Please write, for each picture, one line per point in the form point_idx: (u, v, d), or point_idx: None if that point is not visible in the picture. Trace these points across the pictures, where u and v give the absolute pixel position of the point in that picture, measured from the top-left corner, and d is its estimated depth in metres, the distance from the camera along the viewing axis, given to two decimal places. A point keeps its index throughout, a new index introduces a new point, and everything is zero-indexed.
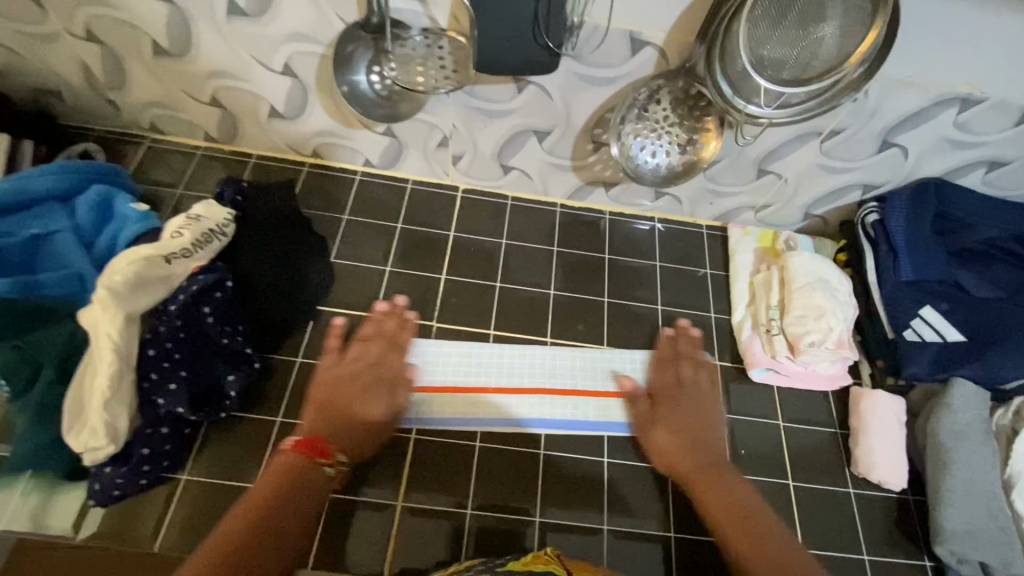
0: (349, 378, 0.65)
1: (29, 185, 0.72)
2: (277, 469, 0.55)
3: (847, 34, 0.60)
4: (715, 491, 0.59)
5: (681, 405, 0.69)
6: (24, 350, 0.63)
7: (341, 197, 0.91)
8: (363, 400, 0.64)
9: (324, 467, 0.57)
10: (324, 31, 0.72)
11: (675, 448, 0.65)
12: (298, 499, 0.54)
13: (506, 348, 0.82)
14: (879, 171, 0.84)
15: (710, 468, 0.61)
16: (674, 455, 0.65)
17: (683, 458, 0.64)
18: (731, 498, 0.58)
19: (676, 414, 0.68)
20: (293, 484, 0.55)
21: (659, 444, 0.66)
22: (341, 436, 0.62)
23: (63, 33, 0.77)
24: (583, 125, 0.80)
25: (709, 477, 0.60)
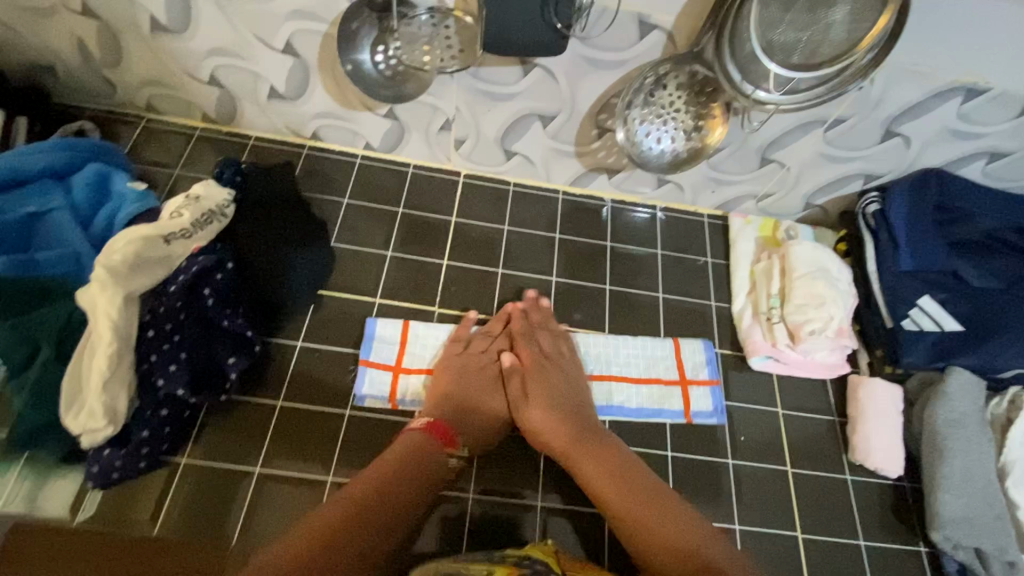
0: (467, 366, 0.75)
1: (23, 163, 0.70)
2: (402, 449, 0.64)
3: (858, 19, 0.59)
4: (594, 464, 0.66)
5: (558, 381, 0.74)
6: (20, 330, 0.62)
7: (341, 180, 0.90)
8: (478, 385, 0.74)
9: (449, 453, 0.67)
10: (328, 9, 0.71)
11: (554, 420, 0.70)
12: (421, 479, 0.63)
13: (505, 330, 0.81)
14: (882, 161, 0.84)
15: (586, 439, 0.68)
16: (533, 423, 0.70)
17: (558, 430, 0.69)
18: (609, 469, 0.65)
19: (541, 388, 0.73)
20: (422, 463, 0.64)
21: (532, 415, 0.71)
22: (466, 425, 0.71)
23: (58, 7, 0.76)
24: (588, 110, 0.80)
25: (584, 449, 0.67)
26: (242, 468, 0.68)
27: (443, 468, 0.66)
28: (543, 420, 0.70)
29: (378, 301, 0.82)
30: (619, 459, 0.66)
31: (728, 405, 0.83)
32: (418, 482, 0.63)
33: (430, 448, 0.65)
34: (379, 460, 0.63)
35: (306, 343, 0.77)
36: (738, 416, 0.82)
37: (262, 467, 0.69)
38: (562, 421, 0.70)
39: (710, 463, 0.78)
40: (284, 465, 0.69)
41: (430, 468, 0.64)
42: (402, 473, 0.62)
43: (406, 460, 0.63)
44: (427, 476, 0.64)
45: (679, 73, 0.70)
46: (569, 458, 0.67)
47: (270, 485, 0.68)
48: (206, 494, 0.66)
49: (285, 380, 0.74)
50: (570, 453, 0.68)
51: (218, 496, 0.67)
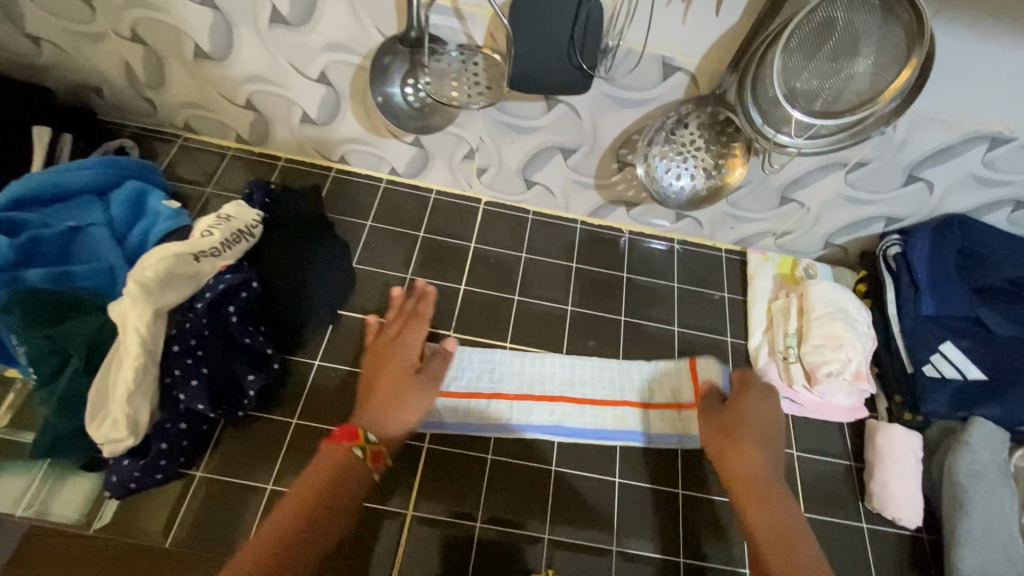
0: (371, 368, 0.71)
1: (68, 178, 0.74)
2: (324, 465, 0.60)
3: (881, 67, 0.60)
4: (762, 513, 0.59)
5: (760, 416, 0.67)
6: (54, 339, 0.65)
7: (366, 203, 0.93)
8: (380, 374, 0.71)
9: (354, 449, 0.61)
10: (363, 43, 0.73)
11: (738, 452, 0.64)
12: (337, 490, 0.59)
13: (524, 354, 0.83)
14: (904, 205, 0.84)
15: (763, 493, 0.60)
16: (727, 458, 0.64)
17: (744, 464, 0.63)
18: (777, 526, 0.57)
19: (764, 426, 0.67)
20: (343, 473, 0.60)
21: (721, 439, 0.66)
22: (383, 424, 0.65)
23: (109, 33, 0.80)
24: (609, 145, 0.81)
25: (762, 504, 0.60)
26: (255, 485, 0.69)
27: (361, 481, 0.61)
28: (734, 454, 0.64)
29: None
30: (789, 522, 0.58)
31: None
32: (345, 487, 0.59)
33: (348, 455, 0.61)
34: (303, 479, 0.59)
35: (323, 363, 0.78)
36: None
37: (274, 484, 0.70)
38: (729, 454, 0.64)
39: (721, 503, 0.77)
40: None
41: (348, 481, 0.60)
42: (326, 486, 0.58)
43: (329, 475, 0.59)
44: (349, 492, 0.59)
45: (700, 113, 0.71)
46: (741, 498, 0.61)
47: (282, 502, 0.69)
48: (218, 509, 0.67)
49: (301, 399, 0.75)
50: (737, 487, 0.62)
51: (230, 512, 0.67)
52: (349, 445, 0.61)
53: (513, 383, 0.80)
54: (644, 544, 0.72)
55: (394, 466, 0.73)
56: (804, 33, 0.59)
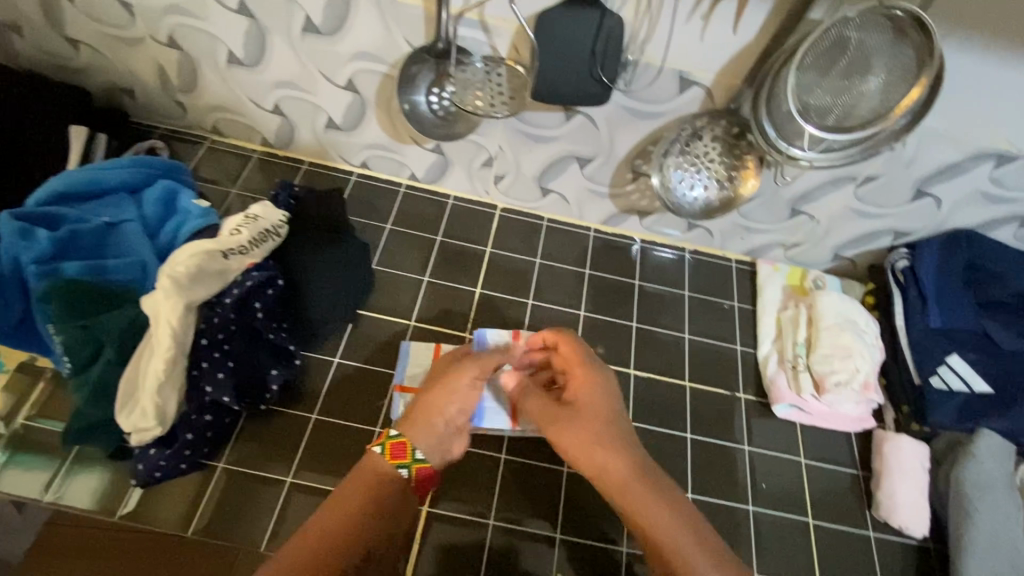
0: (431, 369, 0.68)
1: (104, 176, 0.77)
2: (363, 479, 0.56)
3: (891, 85, 0.62)
4: (649, 496, 0.55)
5: (595, 401, 0.63)
6: (89, 330, 0.67)
7: (385, 207, 0.95)
8: (433, 376, 0.66)
9: (377, 447, 0.58)
10: (390, 52, 0.76)
11: (604, 441, 0.59)
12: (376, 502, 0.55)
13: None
14: (911, 220, 0.86)
15: (642, 472, 0.57)
16: (592, 457, 0.59)
17: (603, 459, 0.58)
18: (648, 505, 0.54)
19: (597, 410, 0.62)
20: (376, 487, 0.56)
21: (571, 438, 0.60)
22: (412, 426, 0.61)
23: (146, 39, 0.83)
24: (624, 155, 0.84)
25: (636, 484, 0.56)
26: (275, 477, 0.71)
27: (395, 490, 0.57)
28: (593, 450, 0.59)
29: (412, 324, 0.85)
30: (664, 488, 0.56)
31: (749, 451, 0.83)
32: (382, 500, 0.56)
33: (376, 459, 0.58)
34: (345, 488, 0.56)
35: (342, 361, 0.80)
36: (760, 463, 0.82)
37: (293, 478, 0.71)
38: (595, 450, 0.59)
39: (729, 508, 0.78)
40: (315, 479, 0.72)
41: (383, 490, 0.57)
42: (369, 497, 0.55)
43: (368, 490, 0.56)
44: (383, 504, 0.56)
45: (715, 126, 0.74)
46: (614, 492, 0.57)
47: (301, 495, 0.70)
48: (240, 500, 0.69)
49: (320, 394, 0.77)
50: (614, 487, 0.57)
51: (250, 504, 0.69)
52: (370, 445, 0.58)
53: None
54: None
55: None
56: (818, 52, 0.61)
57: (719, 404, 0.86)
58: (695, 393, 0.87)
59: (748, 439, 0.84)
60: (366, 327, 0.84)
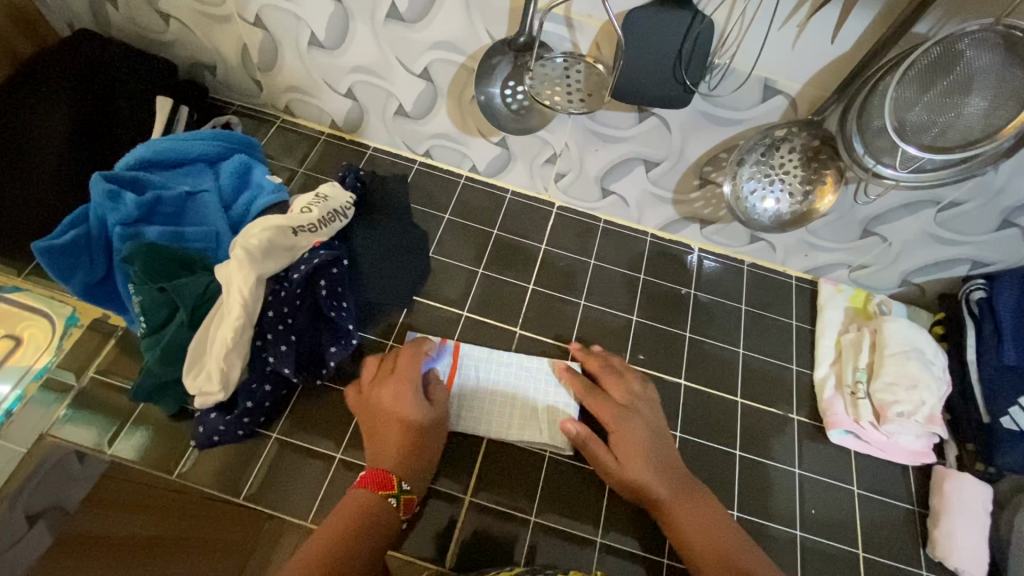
0: (379, 400, 0.70)
1: (185, 147, 0.79)
2: (358, 511, 0.61)
3: (995, 107, 0.59)
4: (692, 515, 0.67)
5: (641, 425, 0.73)
6: (165, 293, 0.70)
7: (445, 197, 0.96)
8: (393, 408, 0.69)
9: (390, 498, 0.63)
10: (470, 43, 0.77)
11: (656, 460, 0.70)
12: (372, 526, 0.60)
13: (492, 357, 0.82)
14: (993, 250, 0.82)
15: (685, 492, 0.68)
16: (642, 479, 0.69)
17: (653, 481, 0.69)
18: (700, 517, 0.67)
19: (644, 435, 0.72)
20: (367, 511, 0.61)
21: (625, 463, 0.70)
22: (409, 466, 0.66)
23: (234, 17, 0.85)
24: (694, 161, 0.82)
25: (685, 496, 0.68)
26: (325, 453, 0.73)
27: (389, 517, 0.62)
28: (643, 472, 0.69)
29: (464, 315, 0.86)
30: (701, 503, 0.68)
31: (799, 475, 0.81)
32: (371, 526, 0.60)
33: (388, 507, 0.62)
34: (338, 516, 0.60)
35: (395, 344, 0.81)
36: (809, 489, 0.80)
37: (342, 454, 0.73)
38: (648, 473, 0.69)
39: (776, 531, 0.76)
40: (363, 458, 0.73)
41: (378, 517, 0.61)
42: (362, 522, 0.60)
43: (362, 519, 0.60)
44: (378, 530, 0.61)
45: (797, 137, 0.71)
46: (666, 510, 0.67)
47: (346, 472, 0.72)
48: (292, 471, 0.71)
49: None
50: (665, 503, 0.68)
51: (300, 476, 0.71)
52: (382, 493, 0.62)
53: (481, 381, 0.79)
54: None
55: (457, 451, 0.76)
56: (920, 68, 0.59)
57: (770, 424, 0.84)
58: (746, 410, 0.85)
59: (798, 462, 0.82)
60: (420, 314, 0.84)
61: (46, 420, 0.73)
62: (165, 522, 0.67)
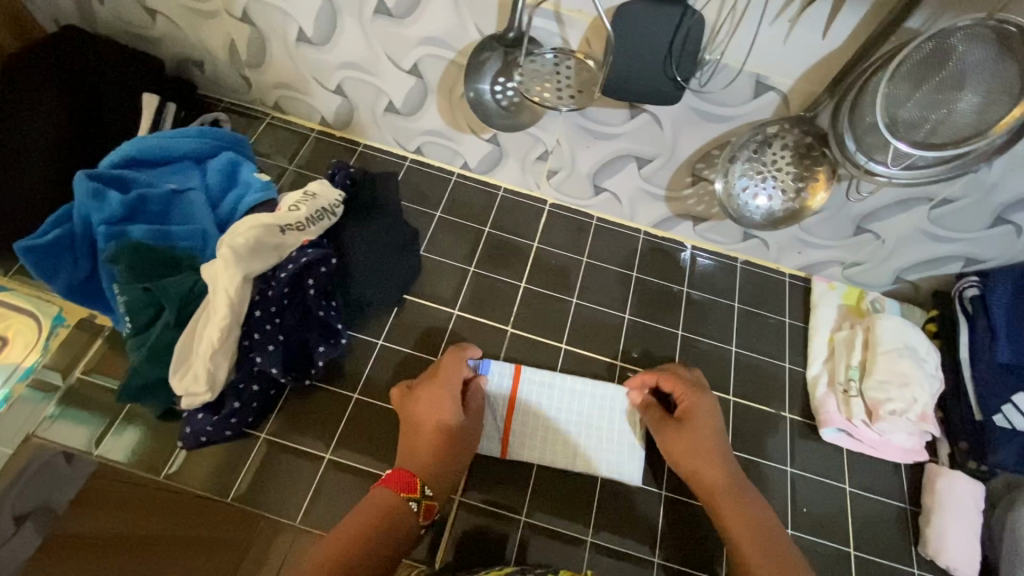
0: (413, 404, 0.70)
1: (172, 144, 0.78)
2: (374, 507, 0.61)
3: (988, 104, 0.58)
4: (736, 505, 0.67)
5: (711, 415, 0.73)
6: (151, 293, 0.69)
7: (436, 194, 0.95)
8: (426, 412, 0.69)
9: (411, 501, 0.63)
10: (459, 39, 0.76)
11: (713, 450, 0.71)
12: (388, 529, 0.60)
13: (553, 382, 0.80)
14: (986, 247, 0.81)
15: (737, 484, 0.69)
16: (699, 462, 0.70)
17: (711, 466, 0.69)
18: (747, 513, 0.66)
19: (705, 424, 0.72)
20: (385, 513, 0.61)
21: (684, 444, 0.71)
22: (432, 471, 0.66)
23: (221, 12, 0.84)
24: (687, 158, 0.82)
25: (733, 489, 0.68)
26: (313, 453, 0.72)
27: (409, 522, 0.62)
28: (701, 458, 0.70)
29: (455, 313, 0.85)
30: (753, 505, 0.67)
31: (791, 473, 0.80)
32: (389, 526, 0.60)
33: (408, 512, 0.62)
34: (359, 510, 0.61)
35: (385, 343, 0.81)
36: (801, 487, 0.80)
37: (332, 455, 0.72)
38: (706, 458, 0.70)
39: None
40: (352, 458, 0.72)
41: (396, 520, 0.61)
42: (378, 520, 0.60)
43: (379, 517, 0.60)
44: (397, 531, 0.60)
45: (788, 134, 0.71)
46: (714, 496, 0.68)
47: (336, 473, 0.71)
48: (279, 472, 0.71)
49: (362, 376, 0.78)
50: (719, 490, 0.68)
51: (288, 477, 0.70)
52: (404, 495, 0.62)
53: (544, 405, 0.78)
54: (688, 562, 0.72)
55: None
56: (912, 64, 0.59)
57: (762, 423, 0.84)
58: (738, 408, 0.84)
59: (790, 460, 0.81)
60: (411, 313, 0.84)
61: (30, 422, 0.72)
62: (146, 522, 0.68)
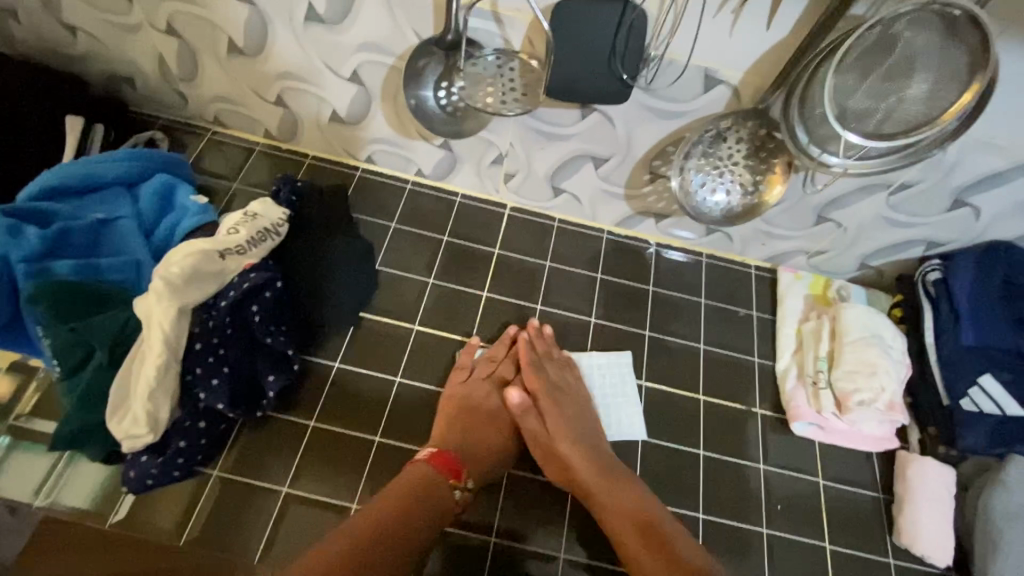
0: (469, 396, 0.74)
1: (98, 170, 0.74)
2: (410, 481, 0.63)
3: (938, 90, 0.57)
4: (615, 501, 0.66)
5: (581, 407, 0.74)
6: (80, 333, 0.65)
7: (392, 204, 0.91)
8: (481, 408, 0.73)
9: (455, 487, 0.65)
10: (397, 44, 0.73)
11: (577, 454, 0.69)
12: (427, 508, 0.62)
13: None
14: (947, 230, 0.81)
15: (611, 478, 0.68)
16: (563, 460, 0.69)
17: (579, 467, 0.68)
18: (625, 505, 0.65)
19: (569, 409, 0.73)
20: (428, 490, 0.63)
21: (552, 444, 0.70)
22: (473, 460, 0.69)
23: (145, 25, 0.80)
24: (642, 156, 0.79)
25: (610, 488, 0.67)
26: (269, 486, 0.69)
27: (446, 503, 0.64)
28: (574, 450, 0.69)
29: (415, 329, 0.82)
30: (636, 503, 0.66)
31: (764, 469, 0.79)
32: (431, 504, 0.63)
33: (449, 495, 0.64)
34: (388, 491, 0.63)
35: (342, 366, 0.77)
36: (774, 483, 0.79)
37: (289, 488, 0.69)
38: (577, 458, 0.69)
39: (744, 530, 0.75)
40: (312, 488, 0.69)
41: (438, 500, 0.63)
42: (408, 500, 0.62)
43: (413, 494, 0.62)
44: (434, 509, 0.63)
45: (742, 127, 0.69)
46: (591, 495, 0.67)
47: (295, 506, 0.68)
48: (233, 509, 0.67)
49: (320, 401, 0.75)
50: (595, 491, 0.67)
51: (245, 514, 0.67)
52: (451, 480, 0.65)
53: None
54: None
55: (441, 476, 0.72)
56: (859, 52, 0.57)
57: (735, 420, 0.82)
58: (709, 407, 0.83)
59: (763, 456, 0.80)
60: (368, 332, 0.80)
61: None
62: None
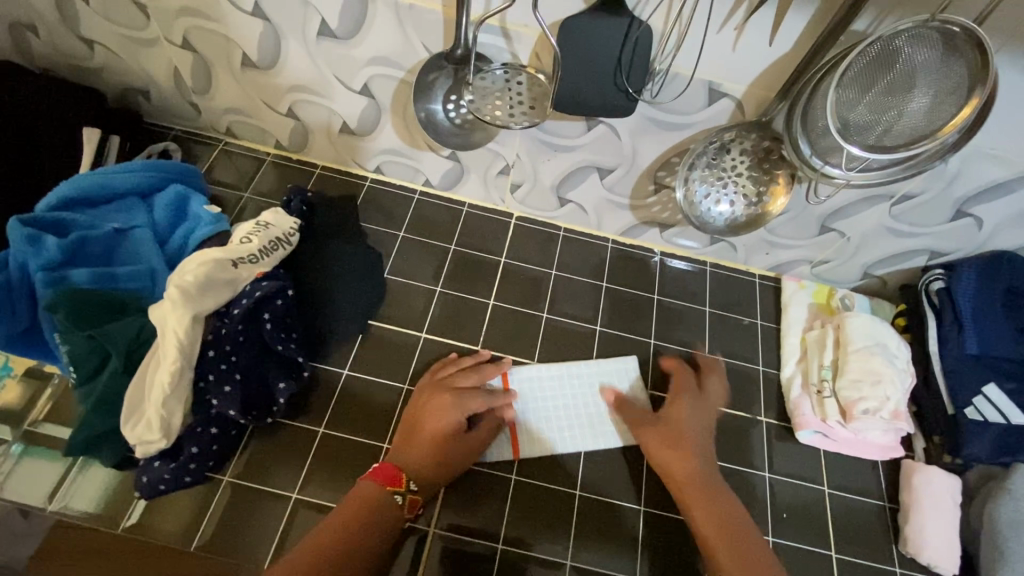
0: (427, 404, 0.73)
1: (113, 181, 0.76)
2: (356, 496, 0.63)
3: (938, 104, 0.58)
4: (708, 510, 0.67)
5: (693, 420, 0.76)
6: (95, 341, 0.67)
7: (400, 214, 0.93)
8: (433, 412, 0.71)
9: (395, 494, 0.64)
10: (407, 58, 0.74)
11: (683, 458, 0.71)
12: (372, 523, 0.62)
13: (548, 375, 0.82)
14: (950, 239, 0.81)
15: (710, 490, 0.69)
16: (671, 462, 0.71)
17: (685, 470, 0.70)
18: (717, 514, 0.66)
19: (686, 418, 0.76)
20: (371, 504, 0.63)
21: (661, 444, 0.73)
22: (420, 467, 0.68)
23: (161, 40, 0.82)
24: (647, 167, 0.81)
25: (706, 496, 0.68)
26: (279, 492, 0.70)
27: (389, 514, 0.63)
28: (684, 457, 0.71)
29: (423, 337, 0.83)
30: (728, 513, 0.67)
31: (769, 477, 0.80)
32: (376, 518, 0.62)
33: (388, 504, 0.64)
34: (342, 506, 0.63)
35: (350, 373, 0.78)
36: (780, 491, 0.79)
37: (299, 494, 0.70)
38: (685, 461, 0.71)
39: None
40: (321, 495, 0.70)
41: (380, 510, 0.63)
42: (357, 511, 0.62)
43: (358, 506, 0.62)
44: (377, 523, 0.62)
45: (745, 139, 0.70)
46: (687, 499, 0.68)
47: (304, 512, 0.69)
48: (244, 515, 0.68)
49: (330, 408, 0.76)
50: (690, 495, 0.69)
51: (255, 519, 0.68)
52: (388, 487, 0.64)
53: (544, 411, 0.79)
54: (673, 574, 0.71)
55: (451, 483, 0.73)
56: (860, 67, 0.58)
57: (740, 428, 0.83)
58: None
59: (769, 465, 0.81)
60: (376, 339, 0.81)
61: None
62: None
